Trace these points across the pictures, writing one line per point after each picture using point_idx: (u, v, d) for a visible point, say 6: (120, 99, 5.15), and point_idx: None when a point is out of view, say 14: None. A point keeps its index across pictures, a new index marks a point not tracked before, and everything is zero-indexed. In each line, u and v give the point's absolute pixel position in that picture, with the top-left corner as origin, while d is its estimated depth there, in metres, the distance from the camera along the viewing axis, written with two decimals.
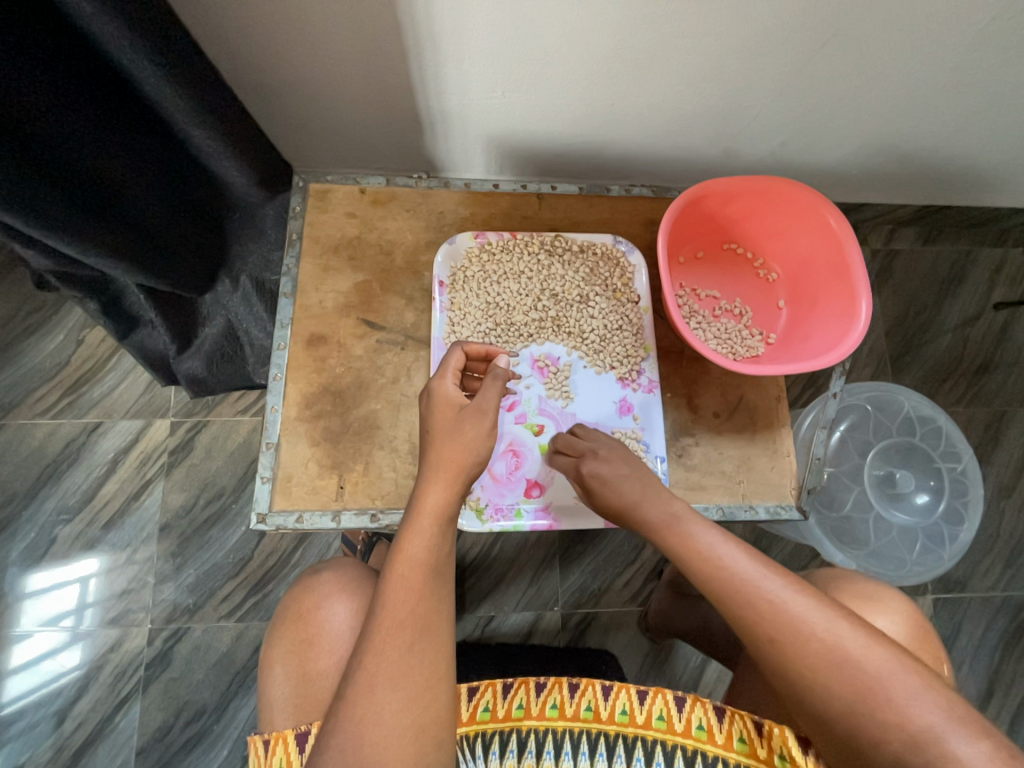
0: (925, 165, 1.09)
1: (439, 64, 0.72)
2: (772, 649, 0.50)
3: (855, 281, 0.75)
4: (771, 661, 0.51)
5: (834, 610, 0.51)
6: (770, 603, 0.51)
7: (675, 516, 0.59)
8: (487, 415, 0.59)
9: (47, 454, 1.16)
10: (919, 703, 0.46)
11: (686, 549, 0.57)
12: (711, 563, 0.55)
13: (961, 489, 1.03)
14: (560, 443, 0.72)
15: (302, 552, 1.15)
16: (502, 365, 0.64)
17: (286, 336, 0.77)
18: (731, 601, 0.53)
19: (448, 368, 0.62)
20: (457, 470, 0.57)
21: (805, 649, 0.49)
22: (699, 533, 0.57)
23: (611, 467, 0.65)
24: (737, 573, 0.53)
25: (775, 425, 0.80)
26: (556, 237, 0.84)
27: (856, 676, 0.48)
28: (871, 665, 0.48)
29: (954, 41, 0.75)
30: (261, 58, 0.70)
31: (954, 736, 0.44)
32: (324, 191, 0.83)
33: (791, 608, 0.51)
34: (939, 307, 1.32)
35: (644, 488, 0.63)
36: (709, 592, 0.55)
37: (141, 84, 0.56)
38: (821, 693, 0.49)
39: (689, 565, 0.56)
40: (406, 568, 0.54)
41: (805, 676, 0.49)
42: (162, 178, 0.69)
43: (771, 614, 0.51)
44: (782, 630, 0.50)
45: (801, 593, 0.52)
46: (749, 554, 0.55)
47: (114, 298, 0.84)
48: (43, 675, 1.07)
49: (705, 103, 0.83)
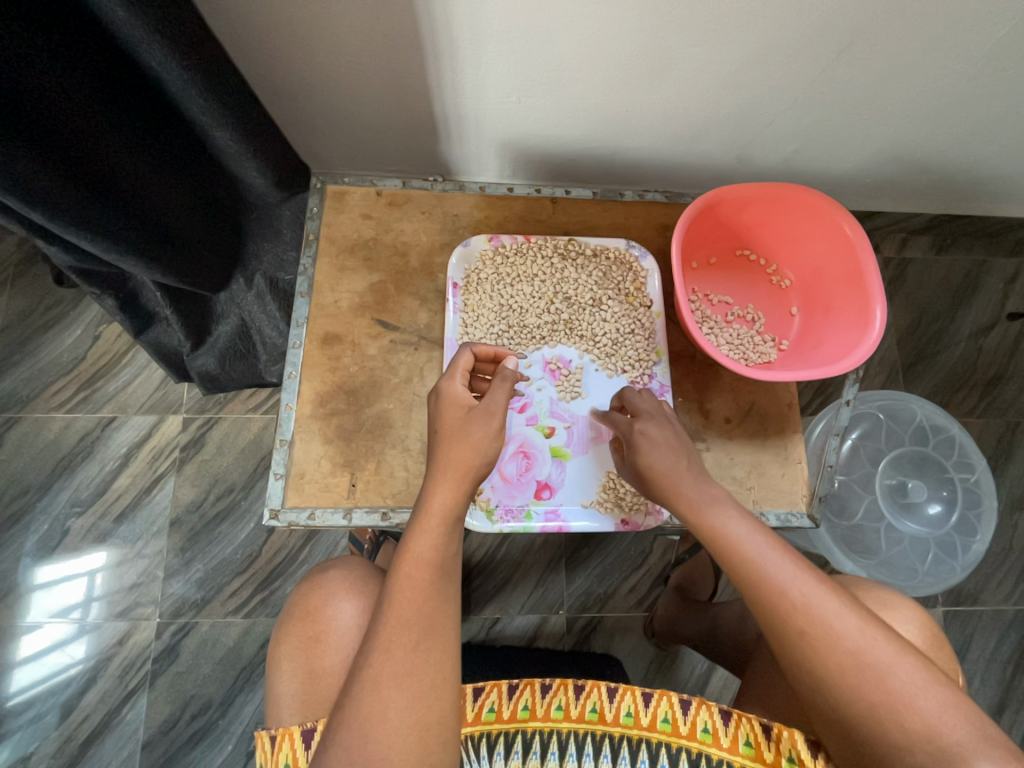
0: (941, 175, 1.09)
1: (456, 69, 0.73)
2: (809, 653, 0.50)
3: (869, 289, 0.75)
4: (800, 658, 0.51)
5: (863, 614, 0.51)
6: (804, 597, 0.51)
7: (704, 501, 0.58)
8: (495, 417, 0.60)
9: (61, 447, 1.18)
10: (948, 717, 0.47)
11: (724, 539, 0.56)
12: (747, 553, 0.54)
13: (975, 501, 1.03)
14: (626, 400, 0.71)
15: (311, 549, 1.16)
16: (511, 368, 0.65)
17: (301, 335, 0.78)
18: (762, 589, 0.52)
19: (457, 370, 0.63)
20: (465, 471, 0.58)
21: (836, 649, 0.49)
22: (725, 522, 0.56)
23: (660, 430, 0.64)
24: (785, 577, 0.52)
25: (786, 432, 0.80)
26: (571, 241, 0.84)
27: (884, 682, 0.48)
28: (899, 674, 0.48)
29: (972, 50, 0.75)
30: (280, 63, 0.72)
31: (979, 758, 0.44)
32: (340, 192, 0.84)
33: (824, 607, 0.51)
34: (952, 317, 1.32)
35: (687, 464, 0.62)
36: (741, 579, 0.54)
37: (165, 86, 0.58)
38: (847, 696, 0.49)
39: (722, 548, 0.56)
40: (413, 567, 0.54)
41: (835, 678, 0.49)
42: (183, 177, 0.70)
43: (805, 611, 0.51)
44: (815, 627, 0.50)
45: (831, 593, 0.52)
46: (780, 546, 0.55)
47: (131, 295, 0.85)
48: (53, 666, 1.08)
49: (720, 110, 0.84)
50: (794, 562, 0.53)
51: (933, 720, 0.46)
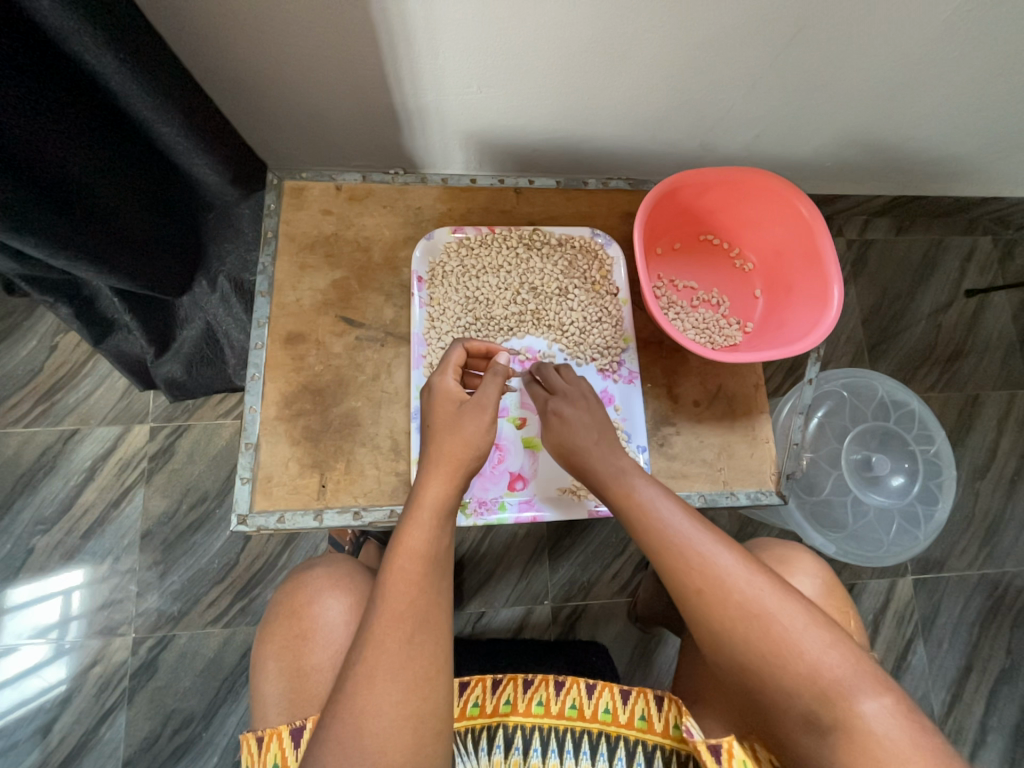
0: (897, 157, 1.11)
1: (413, 58, 0.72)
2: (700, 604, 0.52)
3: (827, 268, 0.77)
4: (695, 613, 0.53)
5: (755, 566, 0.53)
6: (699, 558, 0.54)
7: (610, 468, 0.63)
8: (486, 411, 0.61)
9: (21, 463, 1.14)
10: (828, 655, 0.48)
11: (627, 503, 0.60)
12: (645, 514, 0.58)
13: (935, 470, 1.06)
14: (540, 373, 0.74)
15: (290, 555, 1.14)
16: (503, 362, 0.66)
17: (262, 336, 0.76)
18: (659, 555, 0.56)
19: (449, 364, 0.64)
20: (457, 464, 0.59)
21: (727, 602, 0.51)
22: (629, 486, 0.61)
23: (574, 409, 0.68)
24: (677, 532, 0.56)
25: (753, 413, 0.81)
26: (535, 230, 0.84)
27: (773, 629, 0.50)
28: (787, 619, 0.50)
29: (919, 33, 0.77)
30: (230, 54, 0.69)
31: (860, 694, 0.46)
32: (299, 188, 0.82)
33: (718, 563, 0.53)
34: (913, 296, 1.35)
35: (599, 437, 0.66)
36: (643, 540, 0.58)
37: (104, 80, 0.55)
38: (739, 648, 0.50)
39: (627, 512, 0.60)
40: (405, 560, 0.54)
41: (729, 632, 0.51)
42: (132, 180, 0.67)
43: (698, 571, 0.53)
44: (709, 584, 0.52)
45: (728, 550, 0.54)
46: (681, 514, 0.57)
47: (86, 302, 0.82)
48: (27, 690, 1.05)
49: (680, 97, 0.84)
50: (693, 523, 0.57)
51: (814, 661, 0.48)
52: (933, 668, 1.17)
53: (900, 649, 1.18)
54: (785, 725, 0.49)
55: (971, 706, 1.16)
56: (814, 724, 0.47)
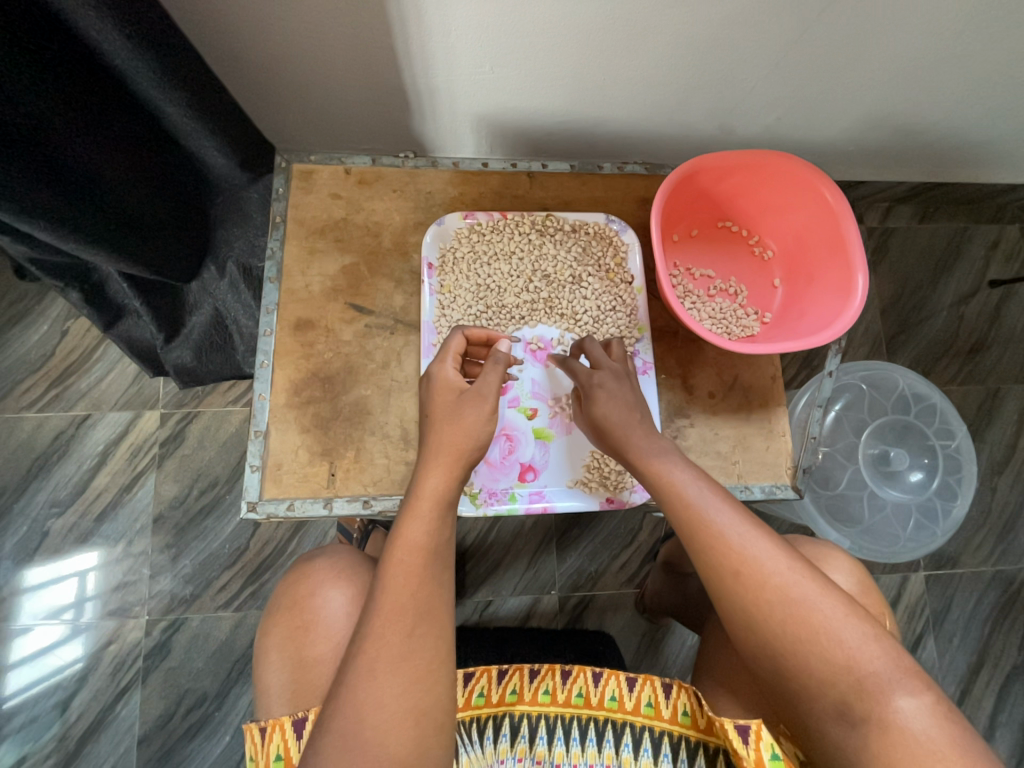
0: (924, 140, 1.08)
1: (424, 37, 0.70)
2: (734, 584, 0.52)
3: (850, 257, 0.74)
4: (731, 602, 0.52)
5: (794, 556, 0.53)
6: (740, 540, 0.53)
7: (652, 450, 0.60)
8: (486, 400, 0.60)
9: (35, 446, 1.14)
10: (868, 648, 0.48)
11: (666, 487, 0.58)
12: (684, 496, 0.56)
13: (955, 466, 1.03)
14: (584, 346, 0.71)
15: (298, 541, 1.15)
16: (503, 350, 0.64)
17: (271, 322, 0.76)
18: (697, 534, 0.55)
19: (449, 352, 0.63)
20: (457, 455, 0.58)
21: (764, 586, 0.51)
22: (669, 468, 0.59)
23: (620, 388, 0.65)
24: (715, 515, 0.55)
25: (770, 405, 0.79)
26: (548, 216, 0.82)
27: (811, 618, 0.49)
28: (824, 610, 0.50)
29: (954, 9, 0.73)
30: (241, 29, 0.67)
31: (910, 695, 0.46)
32: (308, 171, 0.81)
33: (755, 548, 0.53)
34: (934, 286, 1.32)
35: (639, 423, 0.63)
36: (680, 524, 0.56)
37: (110, 59, 0.55)
38: (776, 639, 0.50)
39: (664, 494, 0.58)
40: (406, 552, 0.53)
41: (769, 626, 0.50)
42: (140, 165, 0.66)
43: (736, 552, 0.53)
44: (747, 565, 0.52)
45: (763, 538, 0.53)
46: (722, 497, 0.56)
47: (96, 286, 0.82)
48: (46, 668, 1.07)
49: (700, 77, 0.81)
50: (733, 508, 0.55)
51: (853, 651, 0.48)
52: (944, 663, 1.16)
53: (911, 644, 1.16)
54: (816, 716, 0.49)
55: (981, 700, 1.15)
56: (847, 714, 0.47)
